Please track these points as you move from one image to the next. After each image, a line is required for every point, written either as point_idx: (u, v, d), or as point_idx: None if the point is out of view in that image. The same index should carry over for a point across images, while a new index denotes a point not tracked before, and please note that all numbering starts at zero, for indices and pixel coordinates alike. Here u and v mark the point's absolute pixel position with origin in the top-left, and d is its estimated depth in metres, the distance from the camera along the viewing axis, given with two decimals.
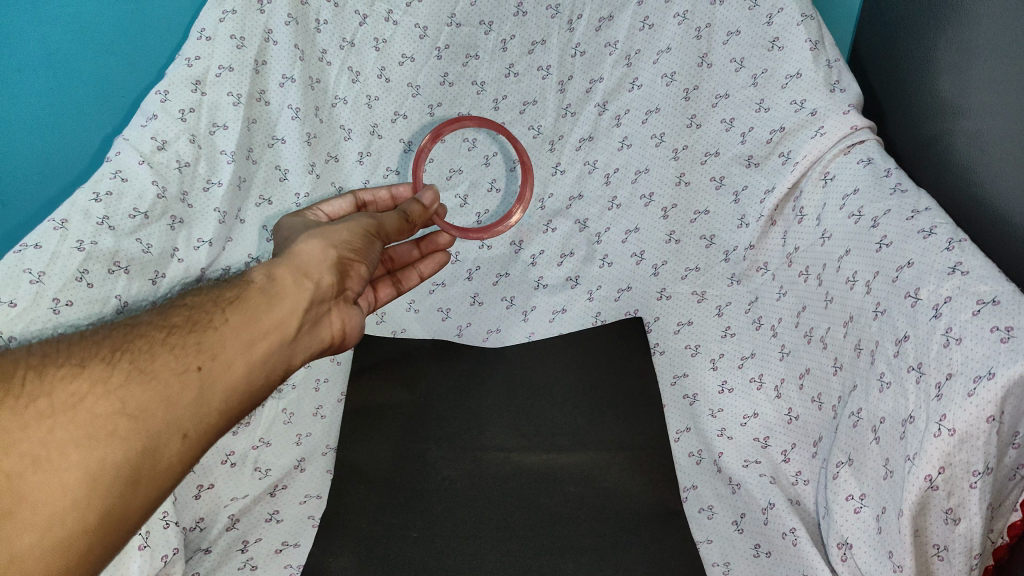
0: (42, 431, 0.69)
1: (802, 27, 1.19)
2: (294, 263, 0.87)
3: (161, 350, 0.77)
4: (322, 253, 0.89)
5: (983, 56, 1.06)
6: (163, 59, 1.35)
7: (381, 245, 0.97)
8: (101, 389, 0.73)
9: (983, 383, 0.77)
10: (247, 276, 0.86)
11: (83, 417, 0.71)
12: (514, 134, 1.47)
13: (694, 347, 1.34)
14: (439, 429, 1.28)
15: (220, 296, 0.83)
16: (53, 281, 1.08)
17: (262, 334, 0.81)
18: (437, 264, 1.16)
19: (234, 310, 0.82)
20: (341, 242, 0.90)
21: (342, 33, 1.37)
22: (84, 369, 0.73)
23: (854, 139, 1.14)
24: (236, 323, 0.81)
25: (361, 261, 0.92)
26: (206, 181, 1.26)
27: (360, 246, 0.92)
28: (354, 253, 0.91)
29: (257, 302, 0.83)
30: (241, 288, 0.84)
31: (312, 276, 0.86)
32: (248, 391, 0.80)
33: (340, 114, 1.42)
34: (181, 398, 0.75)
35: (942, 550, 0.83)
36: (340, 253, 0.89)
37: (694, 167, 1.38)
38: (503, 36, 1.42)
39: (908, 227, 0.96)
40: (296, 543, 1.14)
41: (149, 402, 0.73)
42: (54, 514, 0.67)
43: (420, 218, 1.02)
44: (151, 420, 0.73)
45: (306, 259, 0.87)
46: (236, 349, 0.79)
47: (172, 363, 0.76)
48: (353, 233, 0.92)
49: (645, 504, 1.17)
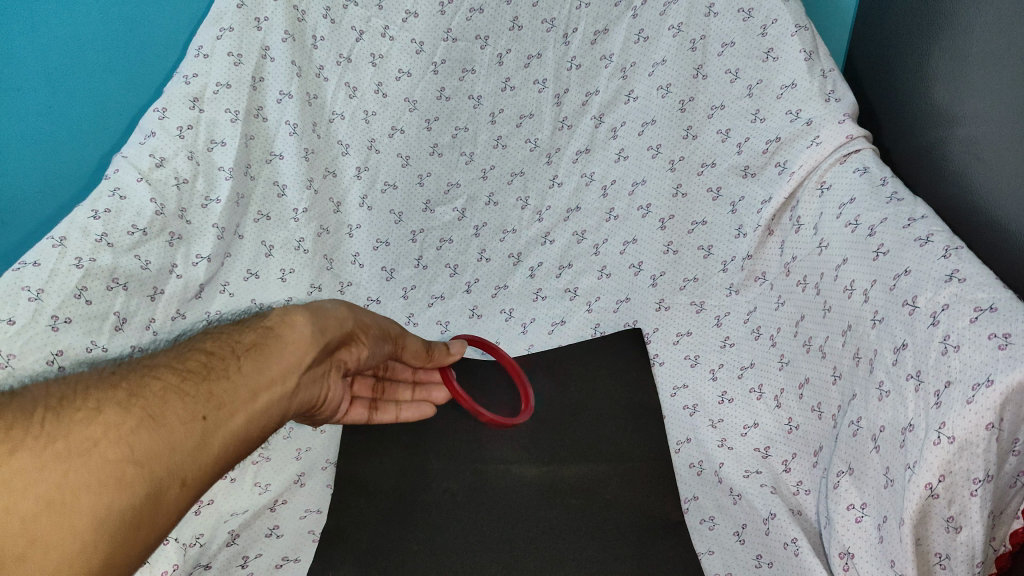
0: (57, 473, 0.64)
1: (796, 38, 1.21)
2: (322, 316, 0.91)
3: (174, 396, 0.75)
4: (345, 318, 0.95)
5: (977, 65, 1.07)
6: (160, 78, 1.36)
7: (392, 347, 1.06)
8: (115, 434, 0.69)
9: (982, 391, 0.77)
10: (265, 319, 0.88)
11: (96, 462, 0.67)
12: (512, 147, 1.48)
13: (693, 358, 1.34)
14: (441, 441, 1.26)
15: (235, 342, 0.84)
16: (52, 298, 1.08)
17: (267, 384, 0.81)
18: (419, 415, 1.17)
19: (247, 357, 0.82)
20: (363, 321, 0.98)
21: (339, 48, 1.38)
22: (98, 414, 0.70)
23: (848, 149, 1.14)
24: (247, 370, 0.81)
25: (369, 344, 0.99)
26: (204, 198, 1.27)
27: (371, 331, 1.00)
28: (368, 333, 0.99)
29: (269, 348, 0.84)
30: (258, 333, 0.86)
31: (330, 334, 0.91)
32: (243, 444, 0.78)
33: (338, 129, 1.43)
34: (186, 445, 0.73)
35: (944, 559, 0.82)
36: (356, 324, 0.96)
37: (691, 178, 1.38)
38: (499, 50, 1.42)
39: (905, 235, 0.97)
40: (296, 559, 1.13)
41: (158, 450, 0.71)
42: (63, 559, 0.61)
43: (441, 358, 1.16)
44: (158, 467, 0.70)
45: (331, 316, 0.92)
46: (243, 399, 0.79)
47: (181, 410, 0.75)
48: (372, 318, 1.01)
49: (644, 517, 1.16)
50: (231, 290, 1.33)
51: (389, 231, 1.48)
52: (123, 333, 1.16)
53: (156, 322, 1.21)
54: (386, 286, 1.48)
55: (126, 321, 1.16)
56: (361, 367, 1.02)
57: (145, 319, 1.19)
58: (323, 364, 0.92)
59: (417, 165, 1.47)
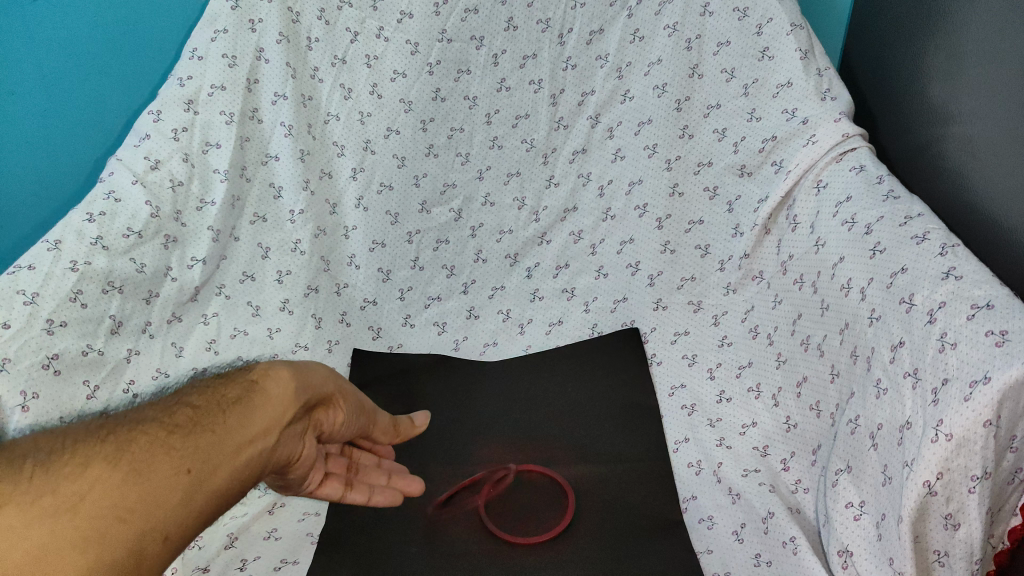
0: (45, 528, 0.57)
1: (792, 37, 1.20)
2: (302, 375, 0.79)
3: (163, 450, 0.66)
4: (325, 379, 0.84)
5: (973, 63, 1.07)
6: (156, 80, 1.36)
7: (365, 424, 0.92)
8: (102, 489, 0.61)
9: (979, 388, 0.77)
10: (248, 370, 0.78)
11: (82, 520, 0.59)
12: (508, 148, 1.48)
13: (690, 357, 1.35)
14: (440, 444, 1.29)
15: (220, 395, 0.74)
16: (47, 302, 1.06)
17: (253, 442, 0.71)
18: (390, 499, 0.95)
19: (235, 412, 0.73)
20: (343, 385, 0.86)
21: (334, 50, 1.38)
22: (83, 469, 0.62)
23: (844, 147, 1.14)
24: (239, 424, 0.72)
25: (345, 410, 0.87)
26: (200, 200, 1.26)
27: (350, 399, 0.88)
28: (345, 399, 0.87)
29: (255, 402, 0.74)
30: (246, 385, 0.76)
31: (310, 393, 0.80)
32: (229, 507, 0.69)
33: (333, 131, 1.42)
34: (174, 505, 0.64)
35: (943, 556, 0.81)
36: (337, 388, 0.85)
37: (687, 177, 1.38)
38: (495, 50, 1.42)
39: (901, 232, 0.97)
40: (295, 561, 1.10)
41: (147, 508, 0.62)
42: None
43: None
44: (147, 527, 0.62)
45: (314, 372, 0.81)
46: (231, 457, 0.70)
47: (171, 464, 0.66)
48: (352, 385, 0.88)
49: (643, 516, 1.14)
50: (227, 292, 1.33)
51: (385, 232, 1.47)
52: (118, 336, 1.16)
53: (152, 326, 1.21)
54: (382, 287, 1.49)
55: (121, 324, 1.16)
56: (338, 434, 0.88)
57: (141, 321, 1.19)
58: (295, 425, 0.79)
59: (414, 166, 1.47)
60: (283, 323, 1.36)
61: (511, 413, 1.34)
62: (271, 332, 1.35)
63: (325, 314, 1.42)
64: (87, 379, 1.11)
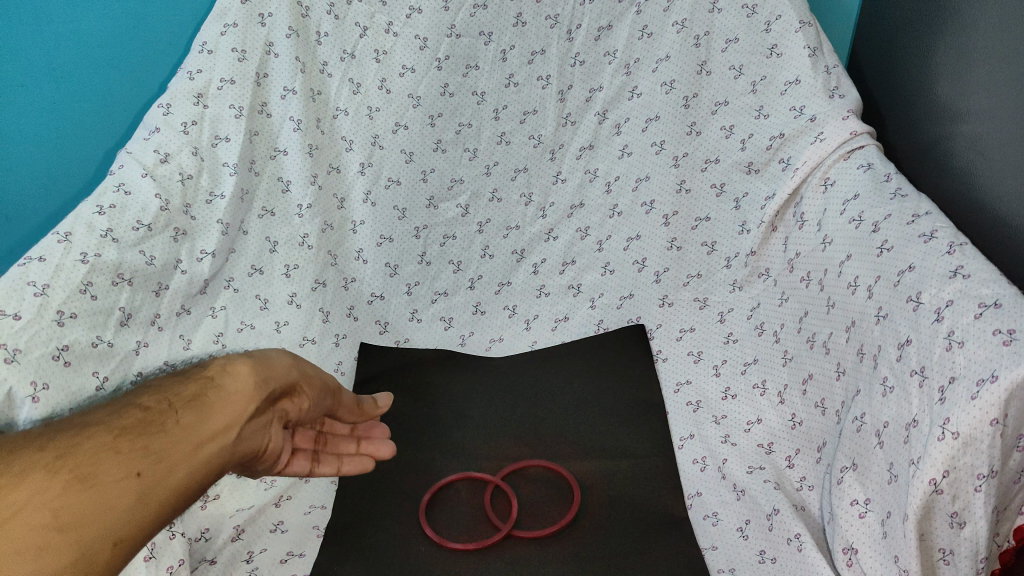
0: None
1: (800, 34, 1.23)
2: (259, 367, 0.85)
3: (108, 454, 0.72)
4: (287, 367, 0.88)
5: (982, 61, 1.07)
6: (165, 74, 1.36)
7: (333, 402, 0.96)
8: (42, 499, 0.67)
9: (986, 386, 0.77)
10: (205, 370, 0.84)
11: (16, 530, 0.65)
12: (515, 144, 1.48)
13: (696, 354, 1.36)
14: (445, 439, 1.30)
15: (174, 396, 0.80)
16: (57, 293, 1.04)
17: (205, 439, 0.77)
18: (360, 467, 0.98)
19: (187, 411, 0.78)
20: (305, 372, 0.90)
21: (343, 45, 1.38)
22: (25, 479, 0.68)
23: (853, 144, 1.14)
24: (190, 423, 0.78)
25: (310, 396, 0.91)
26: (209, 193, 1.27)
27: (315, 382, 0.92)
28: (310, 385, 0.91)
29: (208, 401, 0.80)
30: (201, 384, 0.82)
31: (270, 386, 0.85)
32: (186, 499, 0.75)
33: (341, 126, 1.43)
34: (120, 505, 0.70)
35: (948, 554, 0.82)
36: (299, 376, 0.89)
37: (694, 174, 1.40)
38: (503, 46, 1.42)
39: (910, 231, 0.97)
40: (301, 553, 1.10)
41: (89, 512, 0.68)
42: None
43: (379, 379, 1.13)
44: (87, 530, 0.68)
45: (273, 363, 0.86)
46: (184, 455, 0.75)
47: (115, 468, 0.72)
48: (316, 370, 0.93)
49: (649, 511, 1.15)
50: (236, 286, 1.32)
51: (393, 226, 1.48)
52: (128, 327, 1.14)
53: (161, 318, 1.20)
54: (389, 282, 1.49)
55: (131, 316, 1.14)
56: (307, 419, 0.93)
57: (150, 314, 1.18)
58: (259, 417, 0.84)
59: (422, 161, 1.47)
60: (291, 317, 1.37)
61: (516, 408, 1.35)
62: (279, 326, 1.35)
63: (333, 308, 1.43)
64: (96, 370, 1.07)
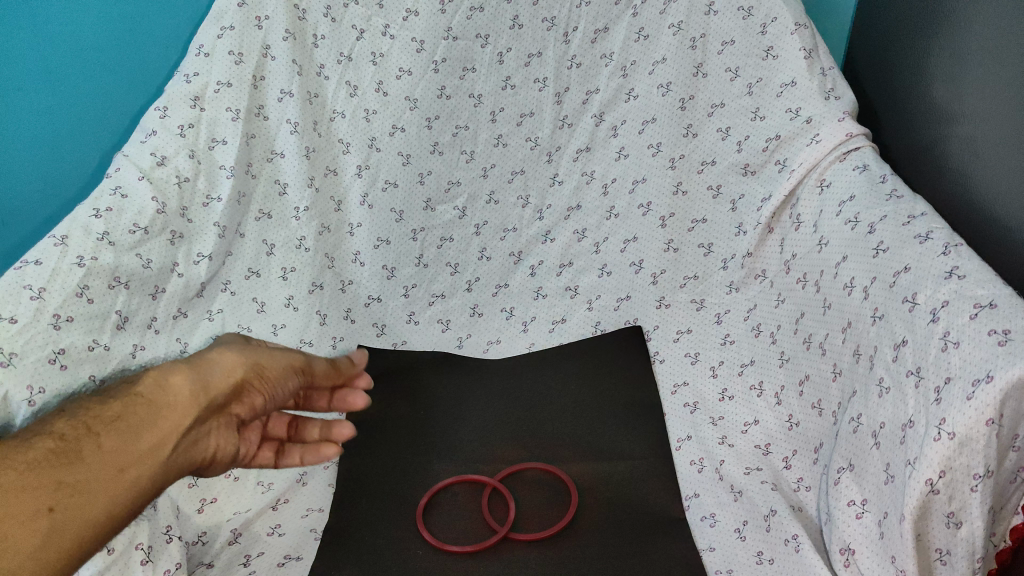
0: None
1: (796, 35, 1.24)
2: (200, 376, 0.88)
3: (31, 483, 0.78)
4: (232, 368, 0.90)
5: (977, 63, 1.07)
6: (161, 77, 1.37)
7: (297, 386, 0.95)
8: None
9: (981, 387, 0.77)
10: (147, 385, 0.88)
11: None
12: (512, 146, 1.48)
13: (693, 355, 1.36)
14: (442, 441, 1.30)
15: (104, 415, 0.86)
16: (53, 297, 1.04)
17: (135, 459, 0.82)
18: (328, 454, 0.97)
19: (112, 433, 0.83)
20: (257, 366, 0.91)
21: (340, 47, 1.38)
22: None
23: (848, 146, 1.15)
24: (115, 446, 0.82)
25: (263, 392, 0.92)
26: (206, 197, 1.26)
27: (270, 373, 0.92)
28: (262, 378, 0.91)
29: (145, 421, 0.85)
30: (132, 403, 0.87)
31: (212, 394, 0.88)
32: (129, 514, 0.81)
33: (338, 128, 1.43)
34: (59, 527, 0.77)
35: (944, 554, 0.82)
36: (246, 375, 0.90)
37: (691, 176, 1.40)
38: (500, 48, 1.42)
39: (905, 232, 0.97)
40: (298, 556, 1.10)
41: (22, 535, 0.75)
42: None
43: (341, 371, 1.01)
44: (25, 547, 0.75)
45: (212, 370, 0.89)
46: (105, 477, 0.80)
47: (32, 496, 0.77)
48: (276, 354, 0.93)
49: (647, 513, 1.15)
50: (233, 289, 1.32)
51: (390, 229, 1.48)
52: (125, 332, 1.14)
53: (158, 322, 1.20)
54: (387, 284, 1.49)
55: (127, 320, 1.14)
56: (268, 410, 0.94)
57: (146, 317, 1.17)
58: (204, 423, 0.88)
59: (419, 163, 1.47)
60: (288, 319, 1.37)
61: (513, 410, 1.35)
62: (276, 328, 1.35)
63: (331, 310, 1.43)
64: (93, 373, 1.07)
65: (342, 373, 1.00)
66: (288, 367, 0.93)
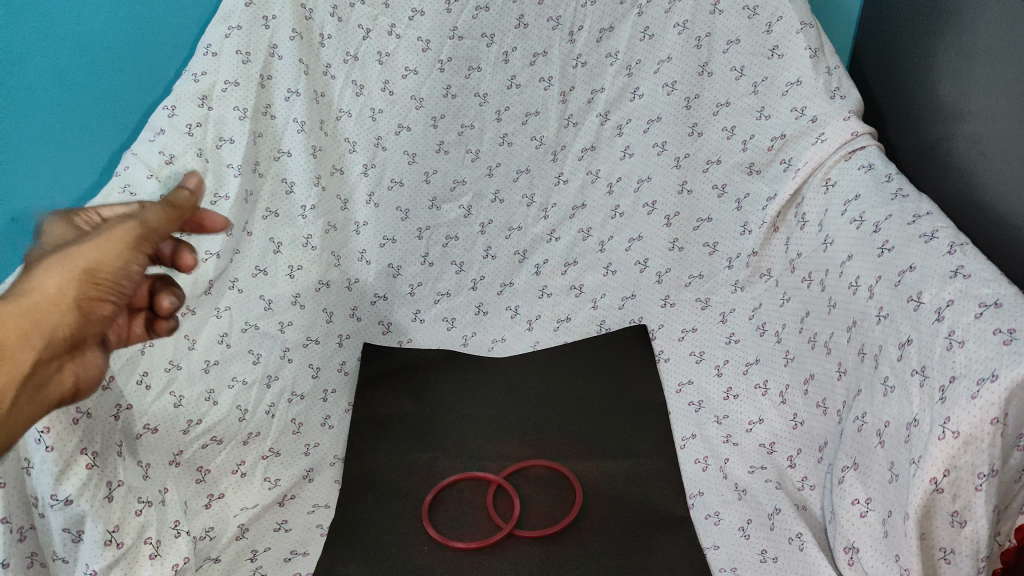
0: None
1: (801, 35, 1.24)
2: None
3: None
4: (65, 286, 0.66)
5: (983, 62, 1.07)
6: (168, 76, 1.42)
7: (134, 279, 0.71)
8: None
9: (986, 386, 0.77)
10: None
11: None
12: (517, 145, 1.48)
13: (698, 354, 1.37)
14: (447, 439, 1.31)
15: None
16: None
17: None
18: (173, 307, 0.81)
19: None
20: (89, 274, 0.68)
21: (346, 47, 1.39)
22: None
23: (854, 145, 1.15)
24: None
25: (105, 303, 0.70)
26: (214, 195, 1.27)
27: (125, 284, 0.71)
28: (102, 285, 0.69)
29: None
30: None
31: (41, 326, 0.65)
32: None
33: (345, 127, 1.43)
34: None
35: (949, 553, 0.82)
36: (82, 292, 0.67)
37: (696, 175, 1.40)
38: (505, 48, 1.43)
39: (910, 231, 0.97)
40: (305, 552, 1.10)
41: None
42: None
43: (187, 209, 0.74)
44: None
45: (43, 294, 0.65)
46: None
47: None
48: (102, 250, 0.69)
49: (652, 511, 1.15)
50: (240, 286, 1.32)
51: (396, 228, 1.49)
52: None
53: None
54: (393, 282, 1.50)
55: None
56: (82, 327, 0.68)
57: None
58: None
59: (424, 162, 1.48)
60: (294, 317, 1.37)
61: (518, 408, 1.36)
62: (283, 326, 1.35)
63: (336, 308, 1.44)
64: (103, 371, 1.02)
65: (179, 209, 0.73)
66: (124, 251, 0.70)
